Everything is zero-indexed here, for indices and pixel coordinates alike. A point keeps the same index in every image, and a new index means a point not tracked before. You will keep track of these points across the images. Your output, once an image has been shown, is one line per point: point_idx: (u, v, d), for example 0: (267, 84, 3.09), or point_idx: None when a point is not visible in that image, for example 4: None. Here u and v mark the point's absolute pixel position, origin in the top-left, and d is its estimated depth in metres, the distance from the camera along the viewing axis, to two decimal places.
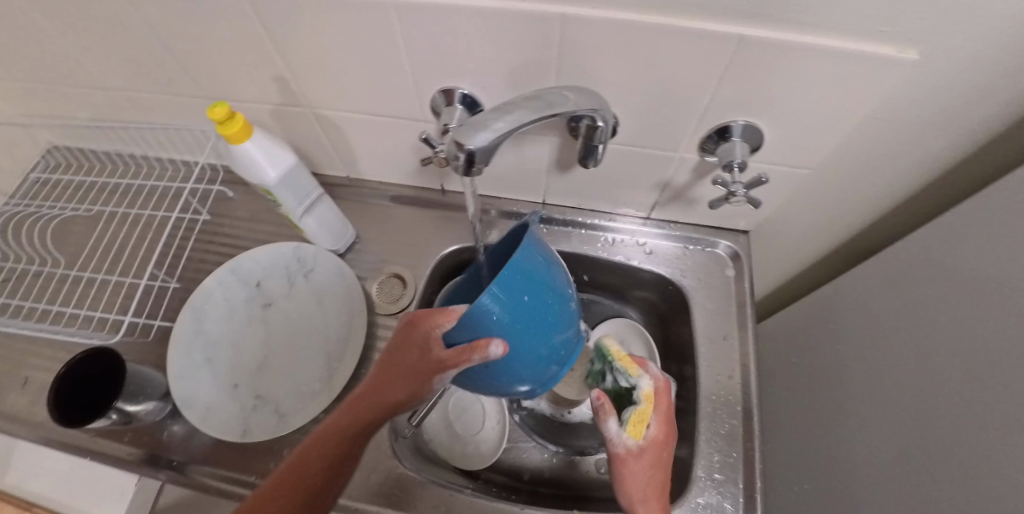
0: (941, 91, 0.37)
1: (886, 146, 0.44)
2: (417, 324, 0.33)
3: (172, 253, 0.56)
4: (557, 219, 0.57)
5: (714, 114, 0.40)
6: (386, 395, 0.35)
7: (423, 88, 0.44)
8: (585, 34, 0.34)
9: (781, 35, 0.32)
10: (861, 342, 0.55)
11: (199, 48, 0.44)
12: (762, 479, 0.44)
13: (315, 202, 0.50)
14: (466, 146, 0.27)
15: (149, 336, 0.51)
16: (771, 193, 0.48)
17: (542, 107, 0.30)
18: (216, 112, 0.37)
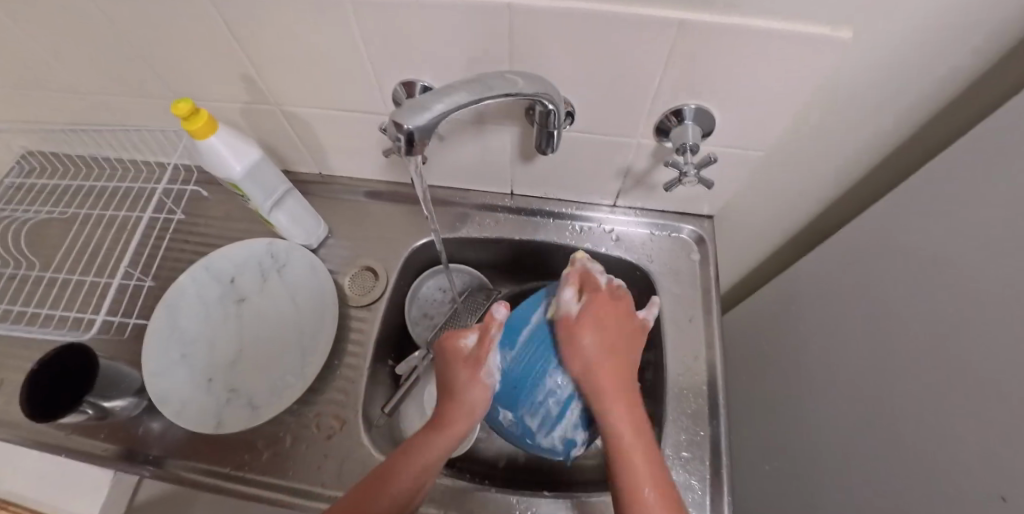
0: (880, 69, 0.38)
1: (836, 126, 0.46)
2: (446, 351, 0.41)
3: (148, 253, 0.57)
4: (526, 210, 0.59)
5: (663, 100, 0.41)
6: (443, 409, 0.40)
7: (384, 82, 0.45)
8: (532, 23, 0.35)
9: (719, 18, 0.33)
10: (825, 322, 0.56)
11: (165, 49, 0.44)
12: (728, 456, 0.46)
13: (285, 196, 0.52)
14: (404, 126, 0.29)
15: (125, 334, 0.52)
16: (730, 177, 0.50)
17: (481, 90, 0.31)
18: (179, 108, 0.38)
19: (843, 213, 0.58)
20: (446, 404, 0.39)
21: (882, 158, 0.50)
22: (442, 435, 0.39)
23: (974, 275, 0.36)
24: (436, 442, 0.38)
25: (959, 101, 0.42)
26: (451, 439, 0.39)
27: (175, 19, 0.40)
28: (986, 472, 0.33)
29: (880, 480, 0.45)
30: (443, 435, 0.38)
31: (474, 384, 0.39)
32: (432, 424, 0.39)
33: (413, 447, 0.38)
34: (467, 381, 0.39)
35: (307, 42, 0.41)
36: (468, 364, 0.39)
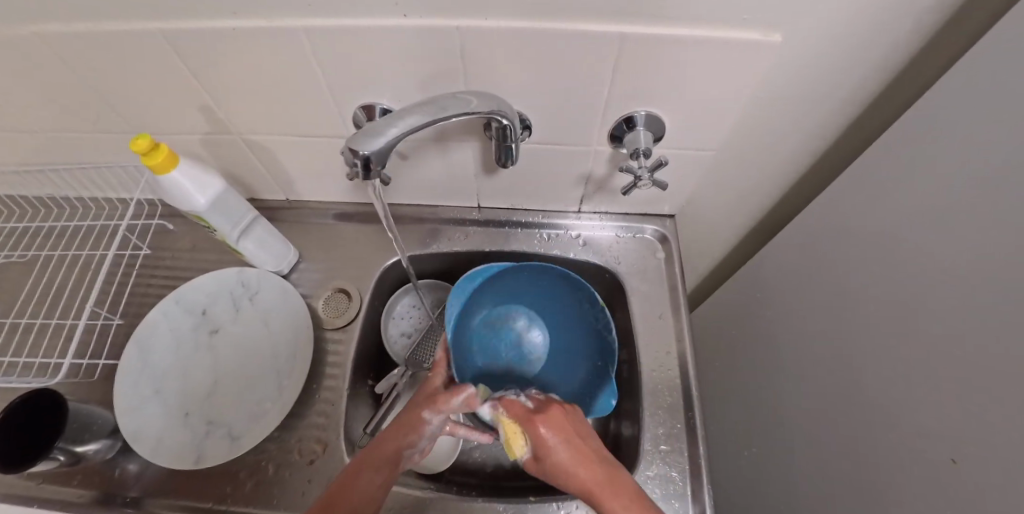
0: (809, 65, 0.41)
1: (779, 120, 0.48)
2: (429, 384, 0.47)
3: (114, 291, 0.56)
4: (494, 221, 0.60)
5: (614, 110, 0.43)
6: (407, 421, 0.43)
7: (343, 106, 0.45)
8: (482, 45, 0.37)
9: (658, 30, 0.35)
10: (788, 308, 0.59)
11: (120, 84, 0.44)
12: (705, 445, 0.48)
13: (252, 224, 0.52)
14: (359, 151, 0.30)
15: (95, 376, 0.51)
16: (687, 178, 0.52)
17: (435, 111, 0.32)
18: (139, 144, 0.38)
19: (795, 203, 0.62)
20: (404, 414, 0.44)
21: (824, 149, 0.53)
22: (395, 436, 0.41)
23: (920, 252, 0.38)
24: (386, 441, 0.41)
25: (887, 92, 0.45)
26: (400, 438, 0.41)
27: (130, 55, 0.40)
28: (946, 437, 0.35)
29: (851, 454, 0.47)
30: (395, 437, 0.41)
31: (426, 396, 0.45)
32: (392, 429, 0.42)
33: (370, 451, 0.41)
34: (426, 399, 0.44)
35: (265, 73, 0.42)
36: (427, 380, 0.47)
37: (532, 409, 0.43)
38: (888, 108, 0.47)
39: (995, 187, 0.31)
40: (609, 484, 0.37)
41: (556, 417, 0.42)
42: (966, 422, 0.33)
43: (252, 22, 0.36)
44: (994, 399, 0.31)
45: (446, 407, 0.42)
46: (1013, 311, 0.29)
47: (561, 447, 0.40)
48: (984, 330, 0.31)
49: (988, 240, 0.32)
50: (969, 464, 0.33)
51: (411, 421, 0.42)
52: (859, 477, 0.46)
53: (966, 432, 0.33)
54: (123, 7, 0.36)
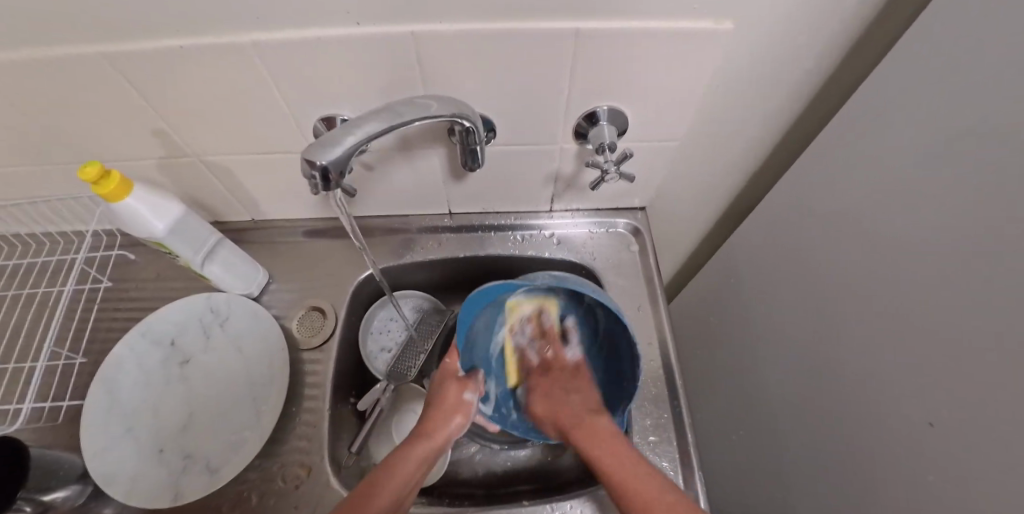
0: (763, 49, 0.42)
1: (738, 105, 0.49)
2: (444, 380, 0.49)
3: (75, 328, 0.54)
4: (466, 226, 0.59)
5: (576, 106, 0.43)
6: (439, 424, 0.45)
7: (302, 120, 0.44)
8: (437, 50, 0.37)
9: (612, 24, 0.35)
10: (762, 291, 0.60)
11: (64, 111, 0.42)
12: (693, 432, 0.48)
13: (216, 247, 0.50)
14: (317, 162, 0.29)
15: (59, 419, 0.49)
16: (655, 170, 0.52)
17: (392, 117, 0.31)
18: (88, 172, 0.36)
19: (760, 187, 0.63)
20: (433, 415, 0.46)
21: (783, 131, 0.54)
22: (428, 439, 0.43)
23: (893, 229, 0.39)
24: (424, 444, 0.43)
25: (838, 73, 0.46)
26: (435, 443, 0.43)
27: (72, 79, 0.38)
28: (935, 408, 0.36)
29: (840, 430, 0.48)
30: (428, 441, 0.43)
31: (452, 398, 0.47)
32: (422, 432, 0.44)
33: (412, 457, 0.41)
34: (455, 402, 0.47)
35: (220, 91, 0.40)
36: (447, 376, 0.49)
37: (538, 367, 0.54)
38: (842, 86, 0.48)
39: (963, 167, 0.32)
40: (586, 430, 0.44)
41: (559, 375, 0.53)
42: (956, 396, 0.34)
43: (199, 40, 0.35)
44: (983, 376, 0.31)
45: (476, 388, 0.49)
46: (996, 292, 0.30)
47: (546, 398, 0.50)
48: (967, 311, 0.32)
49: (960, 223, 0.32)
50: (961, 437, 0.33)
51: (454, 405, 0.47)
52: (851, 452, 0.47)
53: (954, 405, 0.34)
54: (61, 31, 0.34)
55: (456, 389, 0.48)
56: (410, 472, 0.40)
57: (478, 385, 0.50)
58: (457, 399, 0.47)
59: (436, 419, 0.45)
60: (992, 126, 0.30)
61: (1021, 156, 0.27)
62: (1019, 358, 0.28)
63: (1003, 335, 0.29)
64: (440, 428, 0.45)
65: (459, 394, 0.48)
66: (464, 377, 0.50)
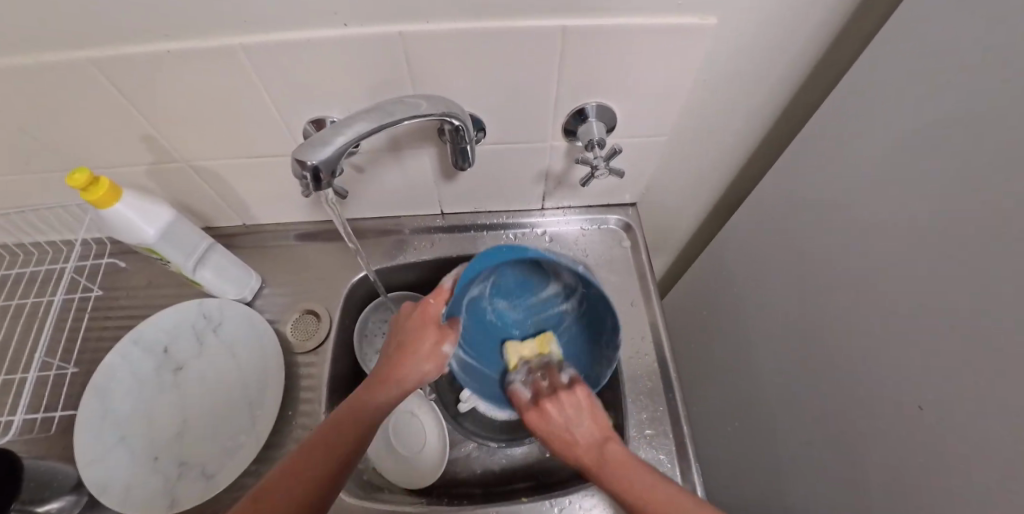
0: (749, 42, 0.42)
1: (725, 99, 0.49)
2: (418, 317, 0.44)
3: (66, 338, 0.53)
4: (459, 226, 0.59)
5: (565, 103, 0.43)
6: (406, 373, 0.42)
7: (291, 122, 0.44)
8: (425, 50, 0.37)
9: (598, 21, 0.35)
10: (755, 284, 0.61)
11: (50, 119, 0.42)
12: (687, 425, 0.48)
13: (208, 252, 0.50)
14: (307, 162, 0.29)
15: (52, 429, 0.48)
16: (645, 166, 0.53)
17: (381, 116, 0.31)
18: (76, 179, 0.36)
19: (749, 180, 0.64)
20: (398, 362, 0.42)
21: (770, 124, 0.55)
22: (386, 391, 0.40)
23: (878, 218, 0.40)
24: (381, 396, 0.40)
25: (821, 65, 0.47)
26: (392, 396, 0.40)
27: (59, 87, 0.38)
28: (924, 393, 0.36)
29: (834, 419, 0.48)
30: (386, 392, 0.40)
31: (425, 347, 0.43)
32: (380, 380, 0.41)
33: (361, 414, 0.38)
34: (425, 353, 0.43)
35: (208, 96, 0.40)
36: (423, 320, 0.44)
37: (531, 399, 0.46)
38: (827, 78, 0.49)
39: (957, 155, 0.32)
40: (609, 463, 0.38)
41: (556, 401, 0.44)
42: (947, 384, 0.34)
43: (186, 44, 0.35)
44: (972, 364, 0.31)
45: (455, 339, 0.44)
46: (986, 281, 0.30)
47: (556, 434, 0.42)
48: (957, 301, 0.33)
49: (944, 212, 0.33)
50: (950, 421, 0.34)
51: (425, 353, 0.43)
52: (848, 439, 0.47)
53: (946, 392, 0.34)
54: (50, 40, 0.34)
55: (433, 333, 0.43)
56: (357, 430, 0.37)
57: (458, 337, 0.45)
58: (432, 348, 0.43)
59: (399, 366, 0.42)
60: (971, 117, 0.30)
61: (1008, 145, 0.28)
62: (1007, 345, 0.29)
63: (992, 322, 0.30)
64: (409, 372, 0.42)
65: (434, 344, 0.43)
66: (444, 325, 0.44)
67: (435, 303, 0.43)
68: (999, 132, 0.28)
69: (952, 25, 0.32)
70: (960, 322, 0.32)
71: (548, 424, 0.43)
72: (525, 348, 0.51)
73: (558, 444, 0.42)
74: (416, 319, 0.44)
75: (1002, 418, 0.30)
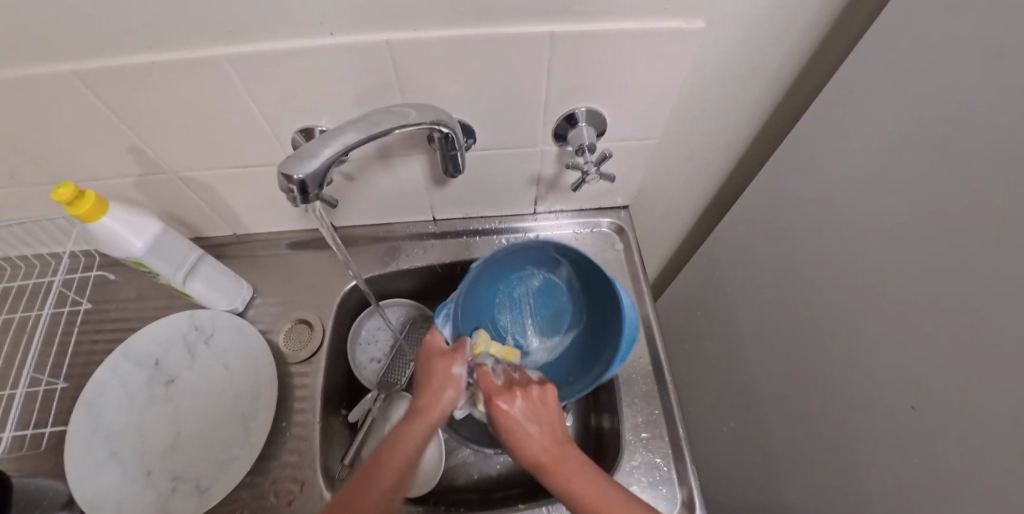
0: (737, 44, 0.42)
1: (715, 100, 0.50)
2: (430, 352, 0.44)
3: (55, 353, 0.53)
4: (451, 231, 0.59)
5: (554, 108, 0.43)
6: (433, 402, 0.40)
7: (280, 131, 0.44)
8: (414, 58, 0.37)
9: (587, 27, 0.35)
10: (749, 284, 0.61)
11: (37, 132, 0.41)
12: (683, 427, 0.49)
13: (197, 263, 0.50)
14: (293, 176, 0.29)
15: (42, 447, 0.47)
16: (636, 169, 0.53)
17: (369, 127, 0.31)
18: (61, 193, 0.36)
19: (739, 181, 0.64)
20: (420, 394, 0.41)
21: (760, 125, 0.55)
22: (418, 422, 0.39)
23: (874, 217, 0.40)
24: (416, 428, 0.38)
25: (809, 66, 0.48)
26: (427, 425, 0.39)
27: (48, 99, 0.38)
28: (921, 391, 0.37)
29: (829, 417, 0.49)
30: (418, 423, 0.39)
31: (442, 373, 0.42)
32: (407, 415, 0.40)
33: (394, 451, 0.36)
34: (443, 380, 0.41)
35: (195, 106, 0.40)
36: (435, 353, 0.43)
37: (504, 386, 0.41)
38: (815, 79, 0.49)
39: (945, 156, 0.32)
40: (561, 463, 0.37)
41: (529, 395, 0.40)
42: (948, 383, 0.34)
43: (172, 55, 0.35)
44: (972, 364, 0.32)
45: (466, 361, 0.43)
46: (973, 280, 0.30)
47: (519, 430, 0.38)
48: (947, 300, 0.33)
49: (943, 213, 0.33)
50: (950, 419, 0.34)
51: (442, 379, 0.41)
52: (840, 436, 0.48)
53: (947, 391, 0.34)
54: (34, 53, 0.34)
55: (442, 361, 0.43)
56: (396, 463, 0.36)
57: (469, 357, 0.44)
58: (447, 373, 0.42)
59: (425, 399, 0.40)
60: (969, 118, 0.31)
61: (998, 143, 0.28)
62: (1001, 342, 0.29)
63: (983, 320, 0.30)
64: (432, 403, 0.40)
65: (446, 368, 0.42)
66: (453, 350, 0.43)
67: (433, 335, 0.45)
68: (999, 132, 0.28)
69: (943, 26, 0.32)
70: (962, 321, 0.32)
71: (517, 408, 0.39)
72: (494, 347, 0.48)
73: (517, 431, 0.38)
74: (427, 354, 0.44)
75: (1004, 418, 0.30)
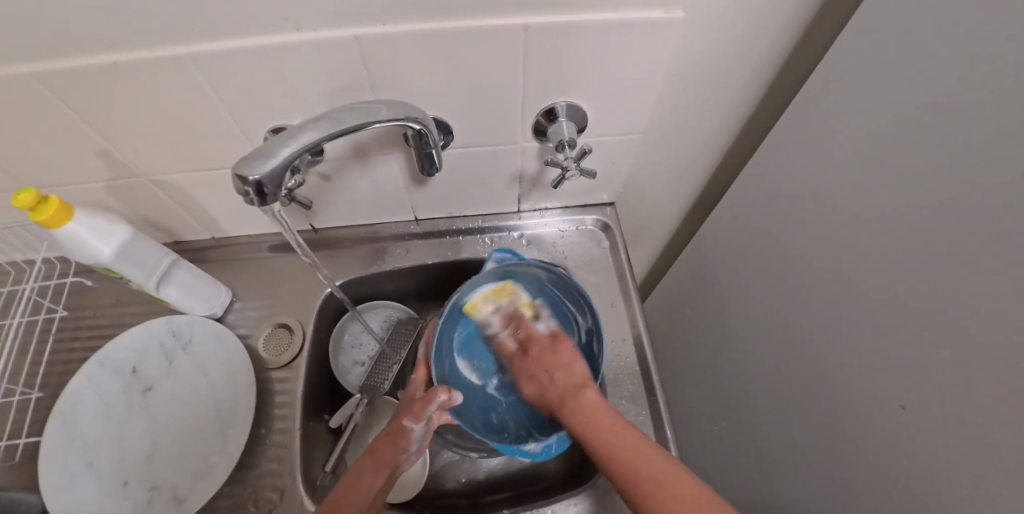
0: (719, 35, 0.41)
1: (699, 93, 0.48)
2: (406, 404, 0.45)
3: (30, 362, 0.52)
4: (433, 232, 0.58)
5: (532, 103, 0.42)
6: (389, 451, 0.42)
7: (251, 131, 0.42)
8: (384, 53, 0.35)
9: (560, 19, 0.34)
10: (739, 280, 0.60)
11: (18, 133, 0.40)
12: (670, 428, 0.48)
13: (172, 269, 0.48)
14: (249, 178, 0.27)
15: (16, 458, 0.46)
16: (620, 165, 0.52)
17: (331, 125, 0.30)
18: (20, 200, 0.34)
19: (726, 175, 0.63)
20: (381, 440, 0.43)
21: (746, 118, 0.54)
22: (374, 465, 0.41)
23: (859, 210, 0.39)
24: (371, 470, 0.41)
25: (793, 58, 0.46)
26: (382, 469, 0.41)
27: (15, 99, 0.36)
28: (909, 389, 0.36)
29: (820, 415, 0.48)
30: (375, 463, 0.41)
31: (399, 428, 0.42)
32: (369, 452, 0.42)
33: (353, 484, 0.40)
34: (401, 430, 0.42)
35: (183, 107, 0.39)
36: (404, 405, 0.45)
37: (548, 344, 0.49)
38: (800, 69, 0.48)
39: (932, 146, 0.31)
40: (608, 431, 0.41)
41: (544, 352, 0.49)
42: (947, 379, 0.33)
43: (132, 55, 0.34)
44: (968, 358, 0.30)
45: (420, 416, 0.42)
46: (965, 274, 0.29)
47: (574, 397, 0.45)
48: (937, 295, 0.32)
49: (945, 209, 0.31)
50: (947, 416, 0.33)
51: (395, 430, 0.43)
52: (831, 435, 0.47)
53: (942, 389, 0.33)
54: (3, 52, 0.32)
55: (402, 414, 0.44)
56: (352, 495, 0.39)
57: (428, 411, 0.42)
58: (400, 426, 0.43)
59: (385, 442, 0.43)
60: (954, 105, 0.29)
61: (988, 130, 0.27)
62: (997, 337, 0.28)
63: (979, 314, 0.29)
64: (387, 453, 0.42)
65: (399, 422, 0.43)
66: (415, 402, 0.43)
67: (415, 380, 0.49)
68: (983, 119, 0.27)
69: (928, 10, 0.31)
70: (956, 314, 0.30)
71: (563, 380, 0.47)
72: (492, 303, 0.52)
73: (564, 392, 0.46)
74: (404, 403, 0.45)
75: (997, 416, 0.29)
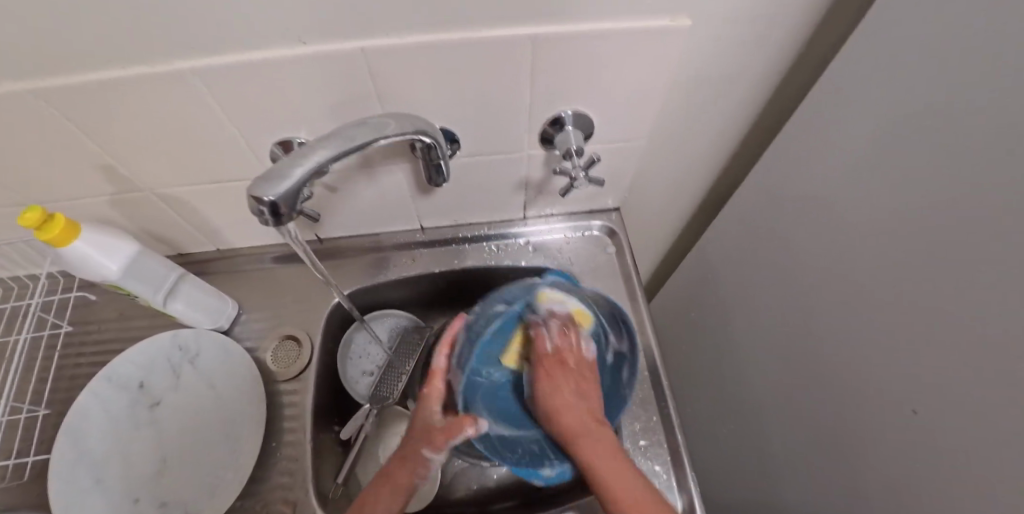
0: (723, 42, 0.41)
1: (703, 99, 0.48)
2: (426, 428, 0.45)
3: (36, 378, 0.51)
4: (439, 240, 0.58)
5: (539, 112, 0.42)
6: (405, 475, 0.41)
7: (257, 145, 0.42)
8: (391, 66, 0.35)
9: (568, 29, 0.34)
10: (744, 283, 0.60)
11: (17, 150, 0.39)
12: (681, 433, 0.48)
13: (178, 283, 0.48)
14: (263, 198, 0.27)
15: (25, 476, 0.46)
16: (626, 171, 0.52)
17: (343, 142, 0.29)
18: (27, 218, 0.34)
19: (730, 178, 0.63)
20: (396, 465, 0.42)
21: (750, 122, 0.54)
22: (388, 490, 0.40)
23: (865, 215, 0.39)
24: (384, 495, 0.40)
25: (796, 63, 0.47)
26: (397, 494, 0.40)
27: (18, 118, 0.36)
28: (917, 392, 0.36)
29: (828, 418, 0.48)
30: (389, 488, 0.40)
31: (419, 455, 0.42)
32: (381, 476, 0.41)
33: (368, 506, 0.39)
34: (421, 455, 0.42)
35: (193, 123, 0.39)
36: (424, 429, 0.45)
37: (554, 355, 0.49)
38: (804, 73, 0.48)
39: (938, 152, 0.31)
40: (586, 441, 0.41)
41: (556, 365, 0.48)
42: (954, 380, 0.33)
43: (137, 71, 0.33)
44: (976, 362, 0.30)
45: (444, 446, 0.43)
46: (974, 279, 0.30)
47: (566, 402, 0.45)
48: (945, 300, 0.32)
49: (944, 209, 0.32)
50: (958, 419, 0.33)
51: (414, 456, 0.42)
52: (840, 438, 0.47)
53: (951, 391, 0.33)
54: (13, 66, 0.32)
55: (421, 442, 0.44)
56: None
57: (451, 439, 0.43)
58: (418, 451, 0.43)
59: (400, 465, 0.42)
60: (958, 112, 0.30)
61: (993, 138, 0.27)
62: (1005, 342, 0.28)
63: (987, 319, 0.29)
64: (401, 478, 0.41)
65: (418, 448, 0.43)
66: (439, 430, 0.44)
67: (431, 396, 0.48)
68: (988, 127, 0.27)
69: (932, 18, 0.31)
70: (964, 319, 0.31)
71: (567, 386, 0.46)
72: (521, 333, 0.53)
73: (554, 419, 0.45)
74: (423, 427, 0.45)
75: (1006, 420, 0.29)
